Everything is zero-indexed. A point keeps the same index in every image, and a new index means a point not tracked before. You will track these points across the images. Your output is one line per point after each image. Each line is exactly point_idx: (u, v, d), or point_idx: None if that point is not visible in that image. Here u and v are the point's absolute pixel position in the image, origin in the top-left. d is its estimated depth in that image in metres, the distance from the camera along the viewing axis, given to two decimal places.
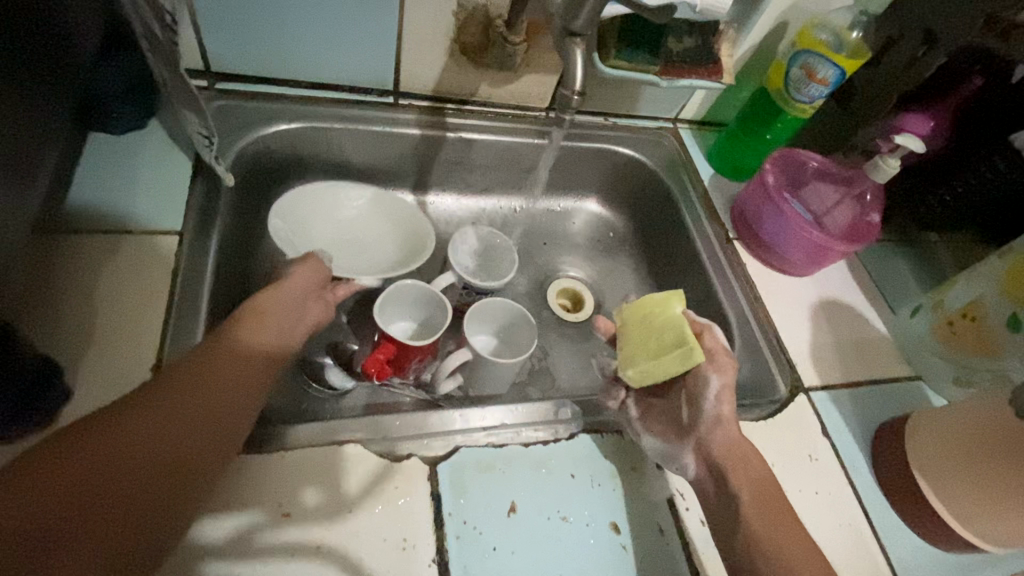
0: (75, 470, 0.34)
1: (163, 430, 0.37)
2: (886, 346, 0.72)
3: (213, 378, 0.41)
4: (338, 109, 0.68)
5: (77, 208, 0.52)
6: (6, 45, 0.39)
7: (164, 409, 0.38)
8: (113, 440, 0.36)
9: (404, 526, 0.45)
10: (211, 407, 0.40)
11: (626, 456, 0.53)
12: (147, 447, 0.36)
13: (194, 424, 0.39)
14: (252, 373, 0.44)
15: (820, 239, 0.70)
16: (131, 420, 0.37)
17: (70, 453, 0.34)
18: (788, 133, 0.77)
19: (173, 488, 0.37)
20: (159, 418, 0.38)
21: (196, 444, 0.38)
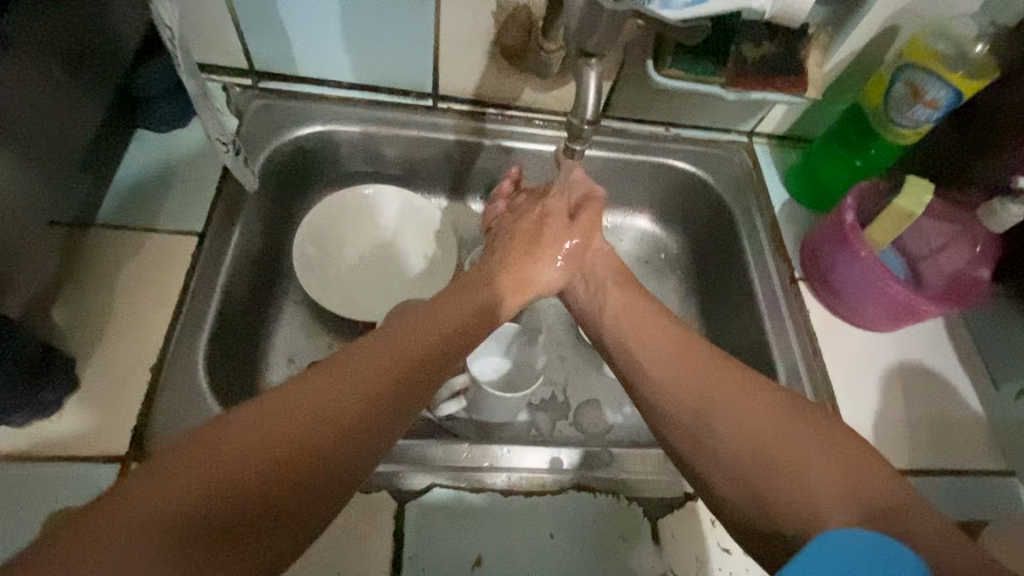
0: (214, 456, 0.28)
1: (342, 403, 0.33)
2: (978, 429, 0.59)
3: (391, 362, 0.37)
4: (376, 112, 0.67)
5: (114, 205, 0.55)
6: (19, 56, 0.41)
7: (327, 387, 0.33)
8: (261, 427, 0.30)
9: (362, 562, 0.44)
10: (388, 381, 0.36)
11: (617, 523, 0.48)
12: (302, 432, 0.31)
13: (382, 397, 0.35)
14: (437, 353, 0.40)
15: (901, 296, 0.58)
16: (317, 384, 0.33)
17: (217, 442, 0.29)
18: (886, 160, 0.64)
19: (321, 488, 0.30)
20: (332, 391, 0.33)
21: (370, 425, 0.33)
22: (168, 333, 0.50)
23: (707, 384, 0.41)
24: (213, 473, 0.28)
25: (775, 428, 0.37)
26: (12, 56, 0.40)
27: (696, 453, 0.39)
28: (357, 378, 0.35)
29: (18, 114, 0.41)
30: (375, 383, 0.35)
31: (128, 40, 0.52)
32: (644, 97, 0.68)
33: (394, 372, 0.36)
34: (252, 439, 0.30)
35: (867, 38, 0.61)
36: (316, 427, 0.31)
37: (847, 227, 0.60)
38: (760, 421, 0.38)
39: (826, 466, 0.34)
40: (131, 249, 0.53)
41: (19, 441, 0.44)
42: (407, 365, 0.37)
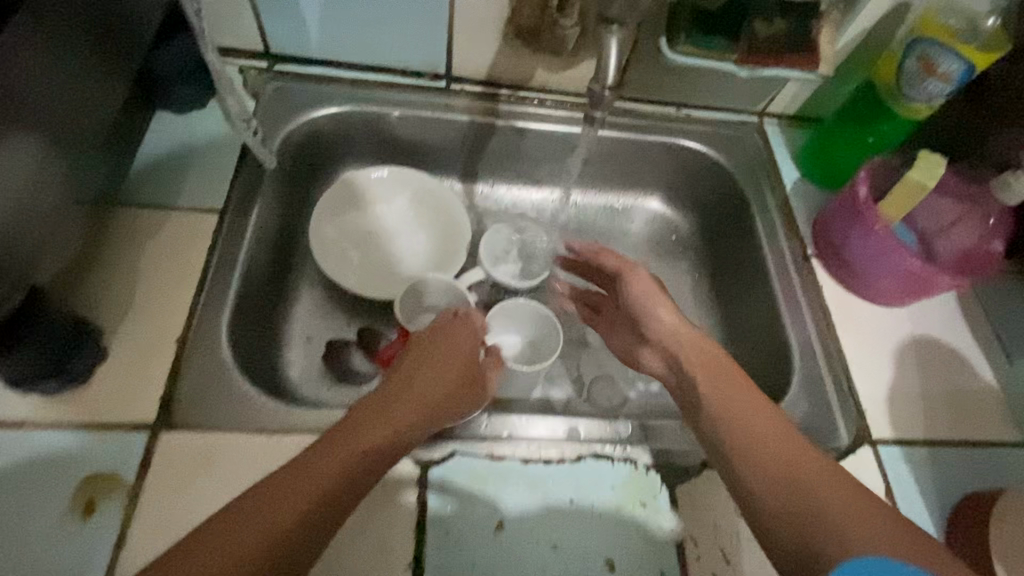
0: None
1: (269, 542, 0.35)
2: (993, 401, 0.60)
3: (321, 481, 0.38)
4: (389, 93, 0.68)
5: (136, 184, 0.56)
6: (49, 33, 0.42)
7: (253, 530, 0.35)
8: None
9: (386, 527, 0.45)
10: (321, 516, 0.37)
11: (635, 490, 0.49)
12: (231, 575, 0.33)
13: (309, 527, 0.36)
14: (378, 458, 0.41)
15: (916, 268, 0.59)
16: (247, 523, 0.35)
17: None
18: (898, 136, 0.65)
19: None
20: (256, 528, 0.35)
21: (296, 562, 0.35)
22: (192, 308, 0.51)
23: (772, 440, 0.42)
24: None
25: (831, 495, 0.38)
26: (47, 24, 0.42)
27: (766, 491, 0.39)
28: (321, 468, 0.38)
29: (53, 82, 0.43)
30: (302, 510, 0.36)
31: (153, 20, 0.53)
32: (656, 77, 0.68)
33: (322, 498, 0.37)
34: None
35: (877, 14, 0.62)
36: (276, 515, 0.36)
37: (861, 200, 0.60)
38: (816, 481, 0.39)
39: (882, 533, 0.35)
40: (153, 226, 0.54)
41: (48, 408, 0.45)
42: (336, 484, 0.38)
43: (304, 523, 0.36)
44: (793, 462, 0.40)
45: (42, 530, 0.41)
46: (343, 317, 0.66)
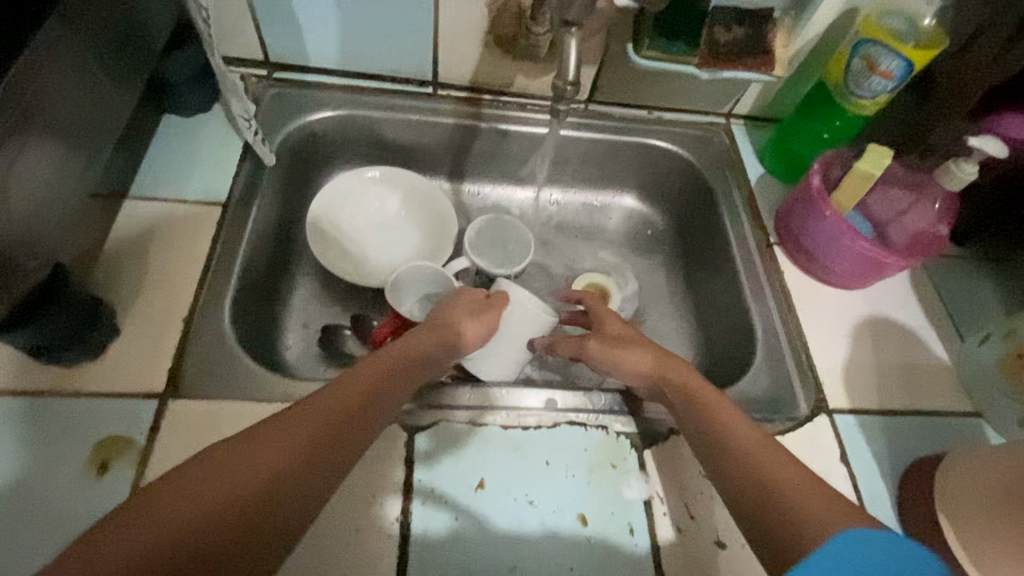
0: (164, 528, 0.32)
1: (284, 459, 0.37)
2: (944, 374, 0.64)
3: (330, 415, 0.40)
4: (380, 98, 0.73)
5: (145, 180, 0.61)
6: (75, 45, 0.47)
7: (270, 446, 0.37)
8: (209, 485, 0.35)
9: (375, 485, 0.49)
10: (333, 446, 0.39)
11: (607, 453, 0.53)
12: (253, 483, 0.35)
13: (321, 451, 0.39)
14: (378, 401, 0.43)
15: (867, 250, 0.63)
16: (263, 445, 0.37)
17: (168, 498, 0.34)
18: (850, 131, 0.70)
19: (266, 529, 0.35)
20: (274, 448, 0.37)
21: (310, 484, 0.37)
22: (197, 290, 0.55)
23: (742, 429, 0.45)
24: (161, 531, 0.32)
25: (809, 487, 0.40)
26: (70, 35, 0.46)
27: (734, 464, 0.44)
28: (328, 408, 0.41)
29: (77, 85, 0.48)
30: (315, 436, 0.39)
31: (163, 31, 0.58)
32: (627, 82, 0.74)
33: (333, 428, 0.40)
34: (197, 493, 0.34)
35: (826, 22, 0.68)
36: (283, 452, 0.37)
37: (815, 189, 0.65)
38: (796, 477, 0.41)
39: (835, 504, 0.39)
40: (161, 219, 0.59)
41: (65, 380, 0.49)
42: (343, 417, 0.41)
43: (315, 446, 0.38)
44: (771, 463, 0.43)
45: (61, 488, 0.44)
46: (338, 306, 0.70)
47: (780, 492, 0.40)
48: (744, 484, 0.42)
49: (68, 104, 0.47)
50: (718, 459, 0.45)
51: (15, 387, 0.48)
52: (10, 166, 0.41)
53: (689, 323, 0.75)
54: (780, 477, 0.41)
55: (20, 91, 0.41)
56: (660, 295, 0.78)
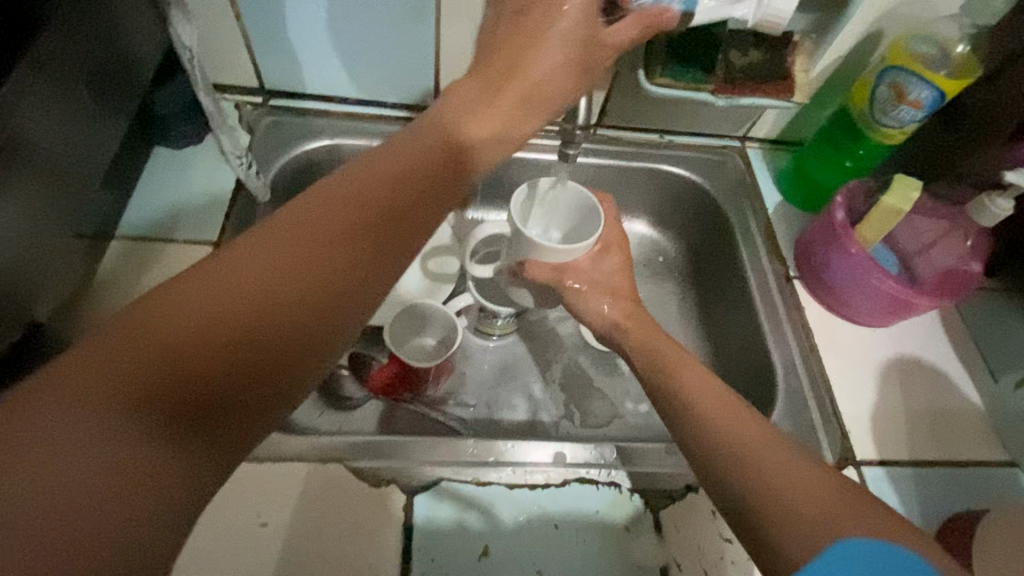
0: (131, 369, 0.26)
1: (323, 260, 0.31)
2: (977, 419, 0.60)
3: (371, 210, 0.34)
4: (381, 125, 0.70)
5: (131, 218, 0.58)
6: (61, 92, 0.44)
7: (263, 272, 0.30)
8: (198, 309, 0.28)
9: (369, 553, 0.46)
10: (362, 227, 0.33)
11: (621, 515, 0.50)
12: (254, 299, 0.29)
13: (315, 299, 0.31)
14: (399, 205, 0.35)
15: (894, 289, 0.60)
16: (256, 260, 0.30)
17: (163, 329, 0.27)
18: (874, 159, 0.66)
19: (252, 382, 0.28)
20: (325, 237, 0.32)
21: (337, 278, 0.32)
22: None
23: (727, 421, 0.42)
24: (151, 347, 0.26)
25: (791, 489, 0.37)
26: (55, 82, 0.44)
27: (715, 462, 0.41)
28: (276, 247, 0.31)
29: (63, 133, 0.45)
30: (351, 223, 0.33)
31: (150, 63, 0.55)
32: (638, 105, 0.70)
33: (364, 207, 0.34)
34: (166, 322, 0.27)
35: (849, 43, 0.64)
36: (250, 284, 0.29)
37: (838, 224, 0.62)
38: (785, 471, 0.38)
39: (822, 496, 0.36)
40: (149, 260, 0.56)
41: None
42: (336, 271, 0.32)
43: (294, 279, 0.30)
44: (781, 467, 0.38)
45: None
46: None
47: (784, 496, 0.37)
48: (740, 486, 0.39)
49: (53, 153, 0.44)
50: (710, 455, 0.42)
51: None
52: None
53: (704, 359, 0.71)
54: (787, 482, 0.37)
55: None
56: (672, 327, 0.74)
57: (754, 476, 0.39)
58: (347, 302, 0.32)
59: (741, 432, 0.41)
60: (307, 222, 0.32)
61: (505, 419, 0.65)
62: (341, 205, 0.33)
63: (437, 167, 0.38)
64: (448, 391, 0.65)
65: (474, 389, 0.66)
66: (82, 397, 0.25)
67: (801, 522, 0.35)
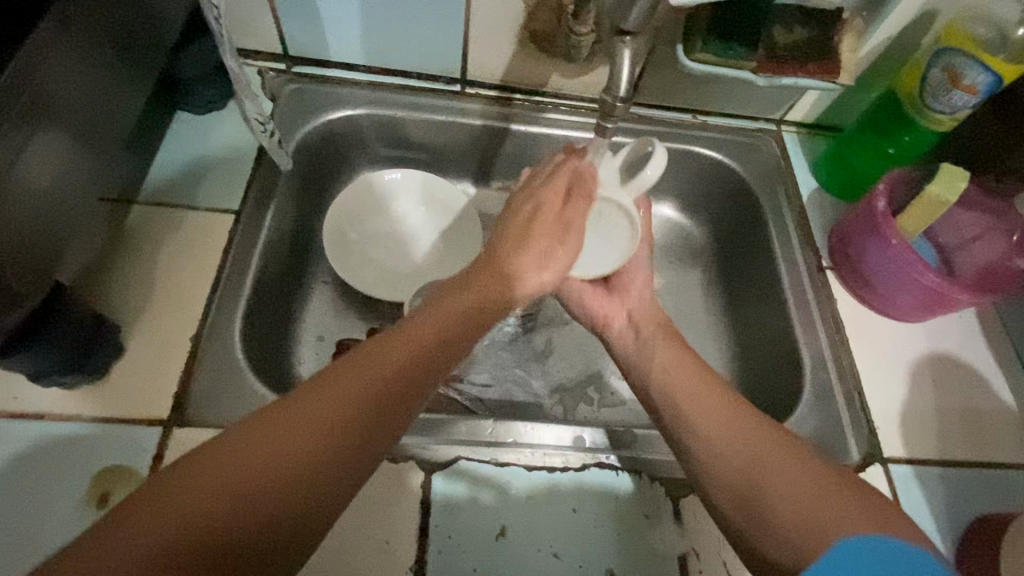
0: (188, 514, 0.28)
1: (341, 426, 0.34)
2: (1009, 420, 0.59)
3: (374, 385, 0.36)
4: (404, 97, 0.68)
5: (153, 184, 0.57)
6: (88, 50, 0.43)
7: (291, 441, 0.32)
8: (246, 456, 0.31)
9: (386, 529, 0.45)
10: (396, 375, 0.37)
11: (640, 502, 0.50)
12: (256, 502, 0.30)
13: (358, 434, 0.34)
14: (440, 355, 0.40)
15: (935, 284, 0.57)
16: (306, 418, 0.33)
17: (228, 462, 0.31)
18: (919, 147, 0.63)
19: (304, 519, 0.31)
20: (339, 404, 0.34)
21: (365, 434, 0.34)
22: (206, 307, 0.52)
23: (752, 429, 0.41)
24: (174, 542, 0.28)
25: (799, 488, 0.37)
26: (82, 41, 0.43)
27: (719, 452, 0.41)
28: (291, 445, 0.32)
29: (88, 94, 0.44)
30: (357, 409, 0.35)
31: (175, 25, 0.54)
32: (672, 83, 0.68)
33: (389, 372, 0.37)
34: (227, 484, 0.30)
35: (902, 23, 0.61)
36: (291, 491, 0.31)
37: (879, 213, 0.59)
38: (794, 475, 0.37)
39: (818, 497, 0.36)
40: (171, 226, 0.56)
41: (72, 402, 0.47)
42: (370, 413, 0.35)
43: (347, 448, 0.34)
44: (788, 468, 0.38)
45: (59, 521, 0.42)
46: (355, 319, 0.66)
47: (787, 496, 0.37)
48: (748, 486, 0.38)
49: (78, 113, 0.43)
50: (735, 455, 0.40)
51: (16, 408, 0.46)
52: (23, 189, 0.38)
53: (727, 347, 0.70)
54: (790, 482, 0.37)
55: (20, 89, 0.37)
56: (696, 313, 0.72)
57: (779, 474, 0.38)
58: (376, 443, 0.35)
59: (749, 434, 0.41)
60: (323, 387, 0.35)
61: (523, 400, 0.64)
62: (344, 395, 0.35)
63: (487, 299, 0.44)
64: (468, 370, 0.65)
65: (493, 369, 0.65)
66: (150, 552, 0.27)
67: (800, 516, 0.35)
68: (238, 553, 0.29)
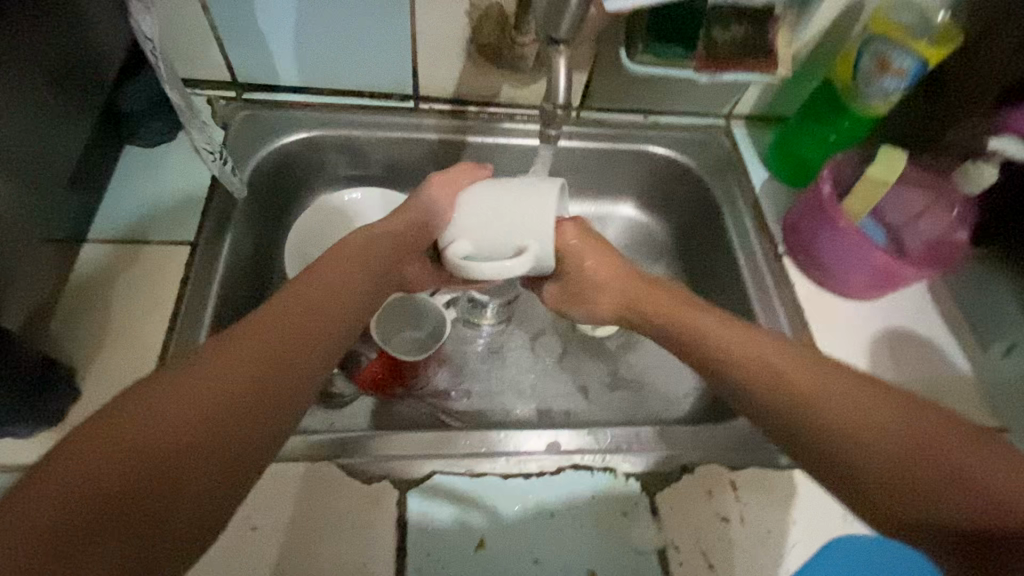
0: (122, 441, 0.30)
1: (270, 353, 0.36)
2: (967, 389, 0.61)
3: (295, 317, 0.38)
4: (358, 116, 0.68)
5: (103, 220, 0.57)
6: (21, 92, 0.43)
7: (227, 368, 0.34)
8: (182, 387, 0.33)
9: (365, 551, 0.45)
10: (284, 348, 0.36)
11: (617, 500, 0.50)
12: (185, 423, 0.32)
13: (283, 357, 0.36)
14: (333, 314, 0.41)
15: (883, 262, 0.59)
16: (210, 373, 0.34)
17: (116, 433, 0.30)
18: (858, 133, 0.66)
19: (243, 443, 0.33)
20: (224, 380, 0.34)
21: (275, 381, 0.35)
22: (165, 341, 0.51)
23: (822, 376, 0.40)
24: (103, 464, 0.29)
25: (907, 436, 0.37)
26: (15, 83, 0.42)
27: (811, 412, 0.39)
28: (229, 368, 0.34)
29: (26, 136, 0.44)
30: (282, 336, 0.37)
31: (114, 61, 0.53)
32: (621, 85, 0.69)
33: (304, 310, 0.39)
34: (171, 410, 0.32)
35: (834, 12, 0.63)
36: (227, 411, 0.33)
37: (825, 197, 0.61)
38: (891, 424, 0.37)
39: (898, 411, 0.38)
40: (124, 263, 0.55)
41: (25, 450, 0.45)
42: (265, 367, 0.35)
43: (271, 370, 0.35)
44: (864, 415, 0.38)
45: None
46: None
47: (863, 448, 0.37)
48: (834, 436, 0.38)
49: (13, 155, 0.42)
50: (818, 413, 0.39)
51: None
52: None
53: None
54: (908, 454, 0.36)
55: None
56: None
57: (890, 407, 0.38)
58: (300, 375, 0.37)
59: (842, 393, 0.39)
60: (205, 359, 0.35)
61: (499, 409, 0.64)
62: (274, 329, 0.37)
63: (357, 287, 0.44)
64: (442, 384, 0.64)
65: (467, 380, 0.65)
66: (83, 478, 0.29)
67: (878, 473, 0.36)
68: (166, 485, 0.30)
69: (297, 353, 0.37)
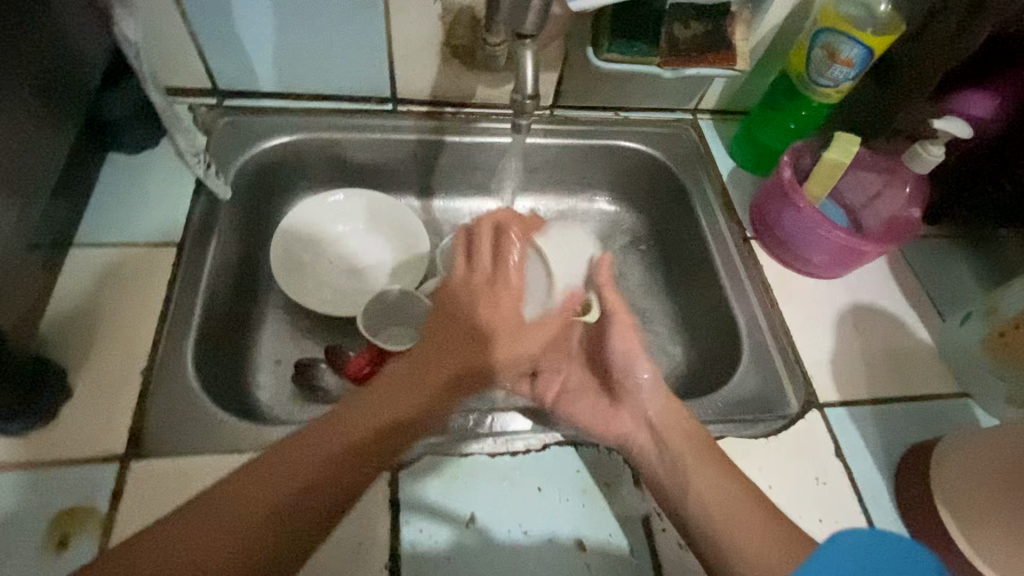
0: (238, 505, 0.39)
1: (353, 444, 0.42)
2: (928, 356, 0.64)
3: (383, 411, 0.43)
4: (338, 119, 0.70)
5: (88, 225, 0.57)
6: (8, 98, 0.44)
7: (316, 454, 0.41)
8: (287, 459, 0.41)
9: (359, 531, 0.46)
10: (364, 445, 0.42)
11: (601, 472, 0.52)
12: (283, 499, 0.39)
13: (363, 448, 0.42)
14: (419, 412, 0.45)
15: (843, 239, 0.63)
16: (309, 454, 0.41)
17: (235, 496, 0.39)
18: (815, 122, 0.70)
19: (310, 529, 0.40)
20: (312, 468, 0.41)
21: (351, 479, 0.42)
22: (154, 339, 0.52)
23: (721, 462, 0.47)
24: (221, 526, 0.38)
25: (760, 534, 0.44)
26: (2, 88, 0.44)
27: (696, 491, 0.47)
28: (314, 460, 0.41)
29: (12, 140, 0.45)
30: (367, 430, 0.43)
31: (96, 69, 0.55)
32: (590, 82, 0.72)
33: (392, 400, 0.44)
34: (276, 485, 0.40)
35: (785, 9, 0.67)
36: (312, 496, 0.40)
37: (786, 182, 0.64)
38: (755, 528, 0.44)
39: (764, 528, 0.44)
40: (111, 266, 0.56)
41: (17, 448, 0.46)
42: (351, 456, 0.42)
43: (355, 456, 0.42)
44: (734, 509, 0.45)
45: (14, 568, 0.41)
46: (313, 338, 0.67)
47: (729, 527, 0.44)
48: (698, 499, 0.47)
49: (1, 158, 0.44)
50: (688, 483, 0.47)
51: None
52: None
53: (674, 323, 0.73)
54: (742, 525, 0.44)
55: None
56: (642, 295, 0.76)
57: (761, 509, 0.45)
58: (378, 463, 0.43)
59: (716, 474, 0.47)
60: (304, 440, 0.42)
61: None
62: (366, 416, 0.43)
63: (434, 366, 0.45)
64: None
65: None
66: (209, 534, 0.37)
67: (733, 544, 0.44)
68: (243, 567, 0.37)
69: (377, 439, 0.43)
